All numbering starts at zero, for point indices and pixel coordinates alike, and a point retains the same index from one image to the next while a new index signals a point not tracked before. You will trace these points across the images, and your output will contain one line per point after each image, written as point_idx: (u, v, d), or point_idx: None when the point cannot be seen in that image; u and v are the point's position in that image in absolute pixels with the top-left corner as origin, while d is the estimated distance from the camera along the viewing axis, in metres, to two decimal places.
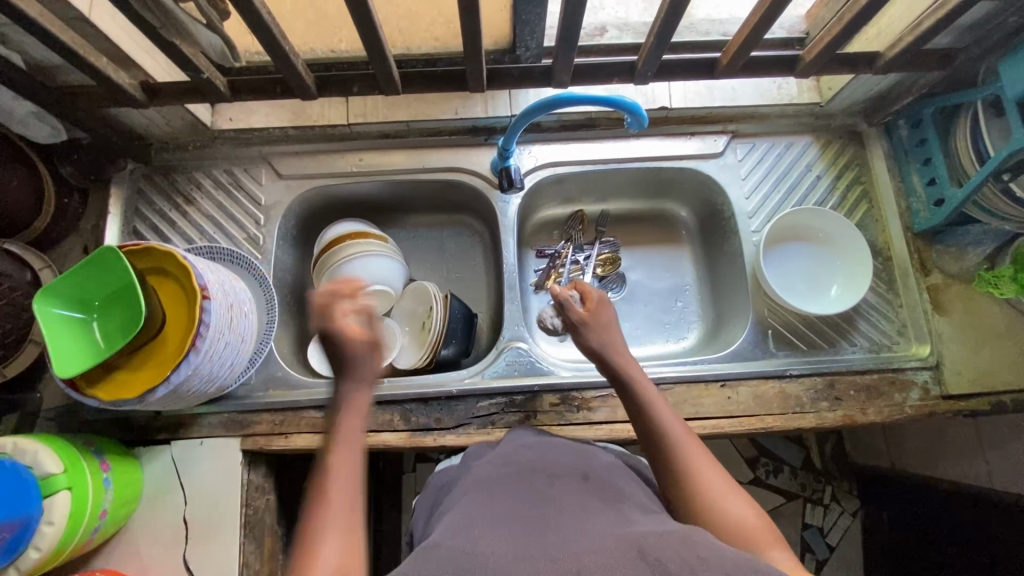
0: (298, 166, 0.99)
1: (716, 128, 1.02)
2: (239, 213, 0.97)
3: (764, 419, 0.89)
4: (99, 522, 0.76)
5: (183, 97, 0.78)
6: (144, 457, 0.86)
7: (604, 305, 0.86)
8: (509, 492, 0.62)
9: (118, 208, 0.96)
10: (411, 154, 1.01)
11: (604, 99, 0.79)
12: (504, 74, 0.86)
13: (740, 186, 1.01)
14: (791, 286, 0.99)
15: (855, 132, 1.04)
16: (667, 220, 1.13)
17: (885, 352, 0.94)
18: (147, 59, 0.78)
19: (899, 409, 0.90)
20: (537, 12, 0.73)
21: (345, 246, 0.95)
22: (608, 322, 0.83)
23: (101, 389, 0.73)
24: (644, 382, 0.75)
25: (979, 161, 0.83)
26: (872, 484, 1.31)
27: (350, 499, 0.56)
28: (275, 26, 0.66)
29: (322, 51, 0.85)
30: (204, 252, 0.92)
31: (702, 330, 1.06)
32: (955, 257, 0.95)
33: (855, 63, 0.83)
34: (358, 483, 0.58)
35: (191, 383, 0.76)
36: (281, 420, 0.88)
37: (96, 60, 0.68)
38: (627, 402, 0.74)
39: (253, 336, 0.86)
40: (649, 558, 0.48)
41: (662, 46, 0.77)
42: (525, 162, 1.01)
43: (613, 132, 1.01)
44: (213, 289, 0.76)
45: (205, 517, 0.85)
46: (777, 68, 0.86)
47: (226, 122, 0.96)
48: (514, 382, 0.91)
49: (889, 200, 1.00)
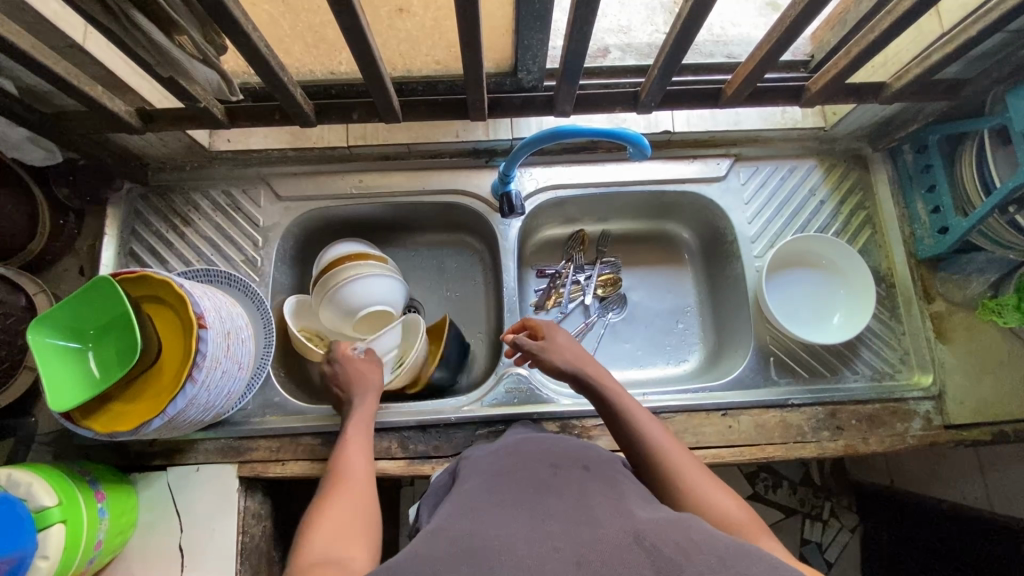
0: (296, 187, 0.98)
1: (718, 152, 1.02)
2: (237, 235, 0.96)
3: (765, 448, 0.89)
4: (95, 552, 0.75)
5: (181, 123, 0.77)
6: (139, 483, 0.86)
7: (555, 329, 0.89)
8: (509, 492, 0.61)
9: (114, 228, 0.94)
10: (411, 175, 1.00)
11: (607, 132, 0.78)
12: (505, 101, 0.86)
13: (742, 210, 1.00)
14: (793, 313, 0.98)
15: (859, 157, 1.03)
16: (669, 242, 1.12)
17: (887, 380, 0.94)
18: (144, 84, 0.78)
19: (901, 439, 0.90)
20: (539, 37, 0.72)
21: (345, 267, 0.94)
22: (562, 342, 0.86)
23: (96, 420, 0.72)
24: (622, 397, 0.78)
25: (984, 191, 0.82)
26: (871, 501, 1.27)
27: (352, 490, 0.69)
28: (274, 57, 0.65)
29: (320, 73, 0.82)
30: (201, 274, 0.90)
31: (703, 354, 1.06)
32: (960, 285, 0.94)
33: (860, 93, 0.83)
34: (361, 479, 0.71)
35: (187, 414, 0.75)
36: (278, 446, 0.88)
37: (91, 89, 0.68)
38: (606, 412, 0.77)
39: (250, 362, 0.84)
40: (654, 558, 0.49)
41: (667, 77, 0.76)
42: (526, 185, 1.00)
43: (615, 155, 1.00)
44: (211, 319, 0.74)
45: (200, 545, 0.84)
46: (782, 97, 0.85)
47: (224, 143, 0.96)
48: (514, 410, 0.91)
49: (892, 225, 0.99)
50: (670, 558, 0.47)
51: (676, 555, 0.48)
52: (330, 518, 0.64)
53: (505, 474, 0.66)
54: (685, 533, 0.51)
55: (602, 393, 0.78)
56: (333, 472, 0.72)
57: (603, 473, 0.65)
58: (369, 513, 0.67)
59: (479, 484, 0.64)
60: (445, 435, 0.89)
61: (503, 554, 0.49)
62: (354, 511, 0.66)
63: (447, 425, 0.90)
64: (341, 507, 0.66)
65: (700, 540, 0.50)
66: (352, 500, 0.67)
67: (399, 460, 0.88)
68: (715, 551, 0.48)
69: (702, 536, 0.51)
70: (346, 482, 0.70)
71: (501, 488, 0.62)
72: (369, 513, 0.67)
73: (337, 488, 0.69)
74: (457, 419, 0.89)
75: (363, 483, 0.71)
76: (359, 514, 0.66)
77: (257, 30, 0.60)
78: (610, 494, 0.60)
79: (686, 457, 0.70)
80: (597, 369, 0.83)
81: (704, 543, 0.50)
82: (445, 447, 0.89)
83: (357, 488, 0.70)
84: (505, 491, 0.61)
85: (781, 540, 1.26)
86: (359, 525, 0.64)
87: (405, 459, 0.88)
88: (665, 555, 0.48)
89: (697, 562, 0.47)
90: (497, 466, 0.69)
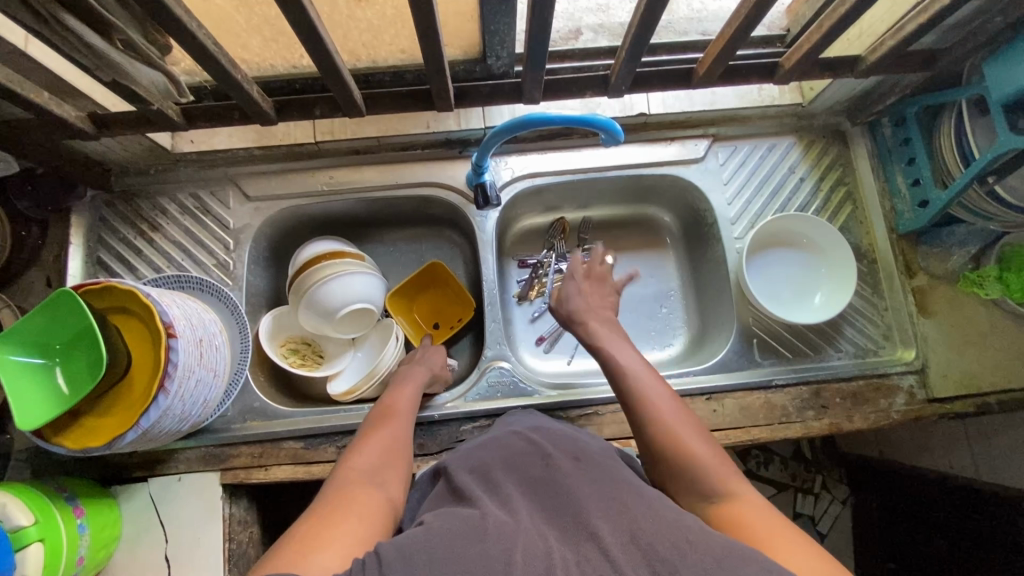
0: (266, 186, 0.96)
1: (696, 132, 1.00)
2: (208, 238, 0.94)
3: (750, 431, 0.88)
4: (78, 568, 0.75)
5: (136, 127, 0.75)
6: (122, 495, 0.85)
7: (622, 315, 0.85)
8: (495, 487, 0.60)
9: (80, 238, 0.92)
10: (383, 169, 0.97)
11: (579, 119, 0.76)
12: (473, 90, 0.84)
13: (722, 191, 0.98)
14: (776, 294, 0.97)
15: (838, 132, 1.01)
16: (650, 225, 1.10)
17: (870, 357, 0.94)
18: (96, 88, 0.74)
19: (886, 415, 0.90)
20: (505, 22, 0.69)
21: (323, 265, 0.92)
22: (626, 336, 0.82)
23: (68, 436, 0.71)
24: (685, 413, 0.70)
25: (963, 163, 0.81)
26: (860, 472, 1.28)
27: (394, 433, 0.72)
28: (224, 56, 0.62)
29: (282, 67, 0.79)
30: (172, 281, 0.88)
31: (688, 337, 1.05)
32: (940, 258, 0.94)
33: (835, 67, 0.81)
34: (403, 425, 0.75)
35: (162, 425, 0.74)
36: (260, 452, 0.87)
37: (37, 97, 0.65)
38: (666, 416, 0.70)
39: (226, 368, 0.83)
40: (641, 542, 0.49)
41: (635, 59, 0.74)
42: (502, 175, 0.98)
43: (590, 141, 0.98)
44: (180, 327, 0.73)
45: (186, 555, 0.83)
46: (757, 75, 0.83)
47: (187, 144, 0.93)
48: (498, 404, 0.90)
49: (873, 200, 0.98)
50: (665, 558, 0.47)
51: (666, 554, 0.47)
52: (373, 449, 0.68)
53: (487, 469, 0.65)
54: (681, 532, 0.49)
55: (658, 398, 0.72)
56: (377, 415, 0.76)
57: (590, 466, 0.64)
58: (405, 456, 0.70)
59: (465, 478, 0.63)
60: (429, 433, 0.88)
61: None
62: (392, 448, 0.70)
63: (431, 422, 0.89)
64: (380, 443, 0.70)
65: (696, 537, 0.49)
66: (393, 438, 0.71)
67: None
68: (702, 547, 0.47)
69: (693, 530, 0.50)
70: (392, 421, 0.75)
71: (493, 482, 0.61)
72: (404, 452, 0.70)
73: (381, 424, 0.74)
74: (441, 416, 0.88)
75: (405, 428, 0.75)
76: (396, 454, 0.69)
77: (203, 27, 0.58)
78: (597, 484, 0.59)
79: (703, 443, 0.66)
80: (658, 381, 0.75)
81: (688, 532, 0.49)
82: (430, 445, 0.88)
83: (400, 430, 0.74)
84: (495, 486, 0.61)
85: None
86: (393, 464, 0.67)
87: None
88: (660, 554, 0.47)
89: (688, 563, 0.45)
90: (488, 457, 0.67)
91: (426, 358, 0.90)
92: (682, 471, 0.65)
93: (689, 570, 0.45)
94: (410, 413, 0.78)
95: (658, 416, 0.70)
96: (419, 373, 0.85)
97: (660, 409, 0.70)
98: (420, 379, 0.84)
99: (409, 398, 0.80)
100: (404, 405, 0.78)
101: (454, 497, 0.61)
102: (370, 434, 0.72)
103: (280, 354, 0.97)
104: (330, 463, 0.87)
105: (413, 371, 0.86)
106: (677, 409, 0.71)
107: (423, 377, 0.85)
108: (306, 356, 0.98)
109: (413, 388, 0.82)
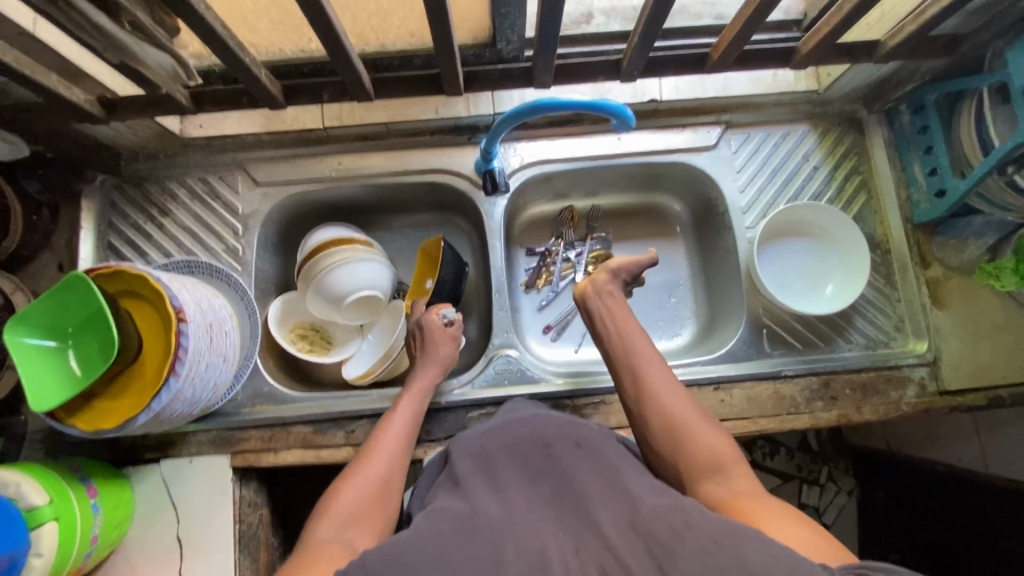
0: (274, 172, 0.95)
1: (709, 119, 0.98)
2: (216, 223, 0.94)
3: (758, 420, 0.88)
4: (91, 547, 0.76)
5: (145, 110, 0.74)
6: (135, 476, 0.86)
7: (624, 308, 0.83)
8: (500, 474, 0.60)
9: (90, 222, 0.92)
10: (391, 155, 0.97)
11: (591, 105, 0.75)
12: (482, 75, 0.82)
13: (733, 179, 0.97)
14: (787, 284, 0.97)
15: (854, 120, 1.00)
16: (659, 214, 1.09)
17: (882, 348, 0.93)
18: (105, 71, 0.74)
19: (896, 406, 0.89)
20: (517, 5, 0.68)
21: (331, 252, 0.92)
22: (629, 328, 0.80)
23: (81, 418, 0.72)
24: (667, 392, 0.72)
25: (983, 151, 0.79)
26: (868, 465, 1.25)
27: (386, 465, 0.70)
28: (232, 38, 0.62)
29: (291, 51, 0.78)
30: (182, 266, 0.88)
31: (696, 326, 1.05)
32: (956, 249, 0.92)
33: (854, 52, 0.79)
34: (397, 457, 0.72)
35: (174, 408, 0.74)
36: (270, 436, 0.88)
37: (47, 79, 0.65)
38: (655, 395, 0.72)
39: (235, 352, 0.84)
40: (641, 529, 0.49)
41: (650, 43, 0.73)
42: (511, 162, 0.97)
43: (600, 127, 0.97)
44: (190, 312, 0.73)
45: (198, 536, 0.85)
46: (772, 61, 0.81)
47: (196, 129, 0.93)
48: (505, 392, 0.90)
49: (889, 191, 0.96)
50: (664, 543, 0.46)
51: (669, 537, 0.47)
52: (359, 486, 0.66)
53: (493, 455, 0.65)
54: (680, 516, 0.50)
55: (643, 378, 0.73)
56: (374, 439, 0.74)
57: (596, 453, 0.64)
58: (392, 494, 0.68)
59: (477, 467, 0.63)
60: (436, 419, 0.89)
61: (493, 539, 0.49)
62: (381, 484, 0.67)
63: (438, 408, 0.89)
64: (366, 478, 0.67)
65: (695, 520, 0.48)
66: (381, 471, 0.69)
67: None
68: (706, 530, 0.47)
69: (695, 513, 0.50)
70: (382, 448, 0.72)
71: (497, 471, 0.62)
72: (389, 491, 0.68)
73: (372, 451, 0.71)
74: (448, 403, 0.89)
75: (398, 457, 0.72)
76: (382, 491, 0.67)
77: (211, 8, 0.57)
78: (603, 469, 0.59)
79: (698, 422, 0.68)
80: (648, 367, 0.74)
81: (691, 516, 0.49)
82: (437, 430, 0.88)
83: (392, 459, 0.71)
84: (502, 472, 0.61)
85: None
86: (376, 506, 0.65)
87: None
88: (658, 538, 0.47)
89: (691, 545, 0.46)
90: (493, 445, 0.67)
91: (433, 355, 0.86)
92: (681, 446, 0.67)
93: (689, 553, 0.45)
94: (404, 440, 0.75)
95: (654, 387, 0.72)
96: (421, 383, 0.83)
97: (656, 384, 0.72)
98: (420, 393, 0.82)
99: (406, 420, 0.77)
100: (398, 428, 0.76)
101: (459, 483, 0.61)
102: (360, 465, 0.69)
103: (289, 339, 0.97)
104: (338, 448, 0.87)
105: (420, 376, 0.84)
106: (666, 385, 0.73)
107: (425, 390, 0.82)
108: (314, 341, 0.99)
109: (411, 407, 0.79)
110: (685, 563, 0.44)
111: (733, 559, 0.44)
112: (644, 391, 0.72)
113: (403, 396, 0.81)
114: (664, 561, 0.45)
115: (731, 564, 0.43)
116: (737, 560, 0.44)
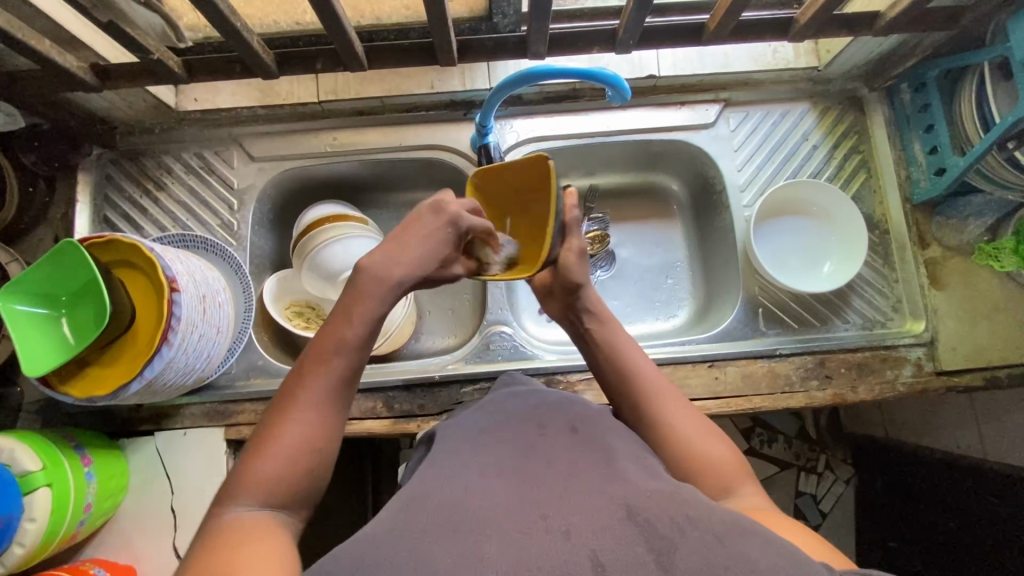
0: (270, 147, 0.95)
1: (709, 96, 0.97)
2: (212, 198, 0.94)
3: (752, 399, 0.88)
4: (85, 514, 0.76)
5: (137, 79, 0.75)
6: (129, 447, 0.86)
7: (618, 330, 0.76)
8: (497, 446, 0.59)
9: (86, 195, 0.92)
10: (388, 131, 0.96)
11: (583, 73, 0.75)
12: (477, 46, 0.81)
13: (732, 158, 0.96)
14: (785, 262, 0.96)
15: (855, 98, 0.98)
16: (657, 194, 1.08)
17: (878, 328, 0.92)
18: (98, 38, 0.74)
19: (891, 386, 0.89)
20: None
21: (325, 228, 0.92)
22: (624, 346, 0.74)
23: (74, 385, 0.72)
24: (668, 404, 0.68)
25: (984, 128, 0.78)
26: (863, 454, 1.26)
27: (318, 414, 0.59)
28: (223, 2, 0.62)
29: (285, 24, 0.78)
30: (177, 240, 0.89)
31: (692, 307, 1.04)
32: (956, 229, 0.90)
33: (853, 24, 0.79)
34: (332, 399, 0.60)
35: (166, 377, 0.75)
36: (263, 409, 0.88)
37: (38, 43, 0.65)
38: (655, 405, 0.68)
39: (229, 326, 0.84)
40: (639, 519, 0.46)
41: (644, 11, 0.71)
42: (507, 138, 0.96)
43: (597, 104, 0.96)
44: (184, 282, 0.73)
45: (191, 506, 0.85)
46: (770, 33, 0.80)
47: (190, 102, 0.94)
48: (497, 367, 0.91)
49: (889, 169, 0.95)
50: (664, 536, 0.45)
51: (670, 531, 0.45)
52: (281, 444, 0.56)
53: (486, 431, 0.63)
54: (680, 508, 0.48)
55: (641, 392, 0.69)
56: (306, 371, 0.60)
57: (593, 432, 0.62)
58: (325, 446, 0.58)
59: (465, 438, 0.63)
60: (430, 393, 0.89)
61: (485, 510, 0.48)
62: (308, 451, 0.57)
63: (432, 383, 0.89)
64: (293, 433, 0.57)
65: (696, 514, 0.48)
66: (310, 423, 0.58)
67: (384, 420, 0.88)
68: (713, 529, 0.46)
69: (699, 510, 0.49)
70: (315, 385, 0.59)
71: (489, 446, 0.60)
72: (323, 443, 0.58)
73: (299, 397, 0.59)
74: (442, 377, 0.89)
75: (334, 404, 0.60)
76: (311, 457, 0.57)
77: None
78: (597, 452, 0.58)
79: (695, 418, 0.67)
80: (650, 377, 0.70)
81: (691, 510, 0.48)
82: (429, 405, 0.89)
83: (320, 418, 0.59)
84: (492, 448, 0.59)
85: (775, 493, 1.26)
86: (301, 477, 0.56)
87: (390, 418, 0.88)
88: (659, 531, 0.45)
89: (692, 540, 0.44)
90: (485, 423, 0.66)
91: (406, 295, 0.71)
92: (681, 450, 0.64)
93: (690, 547, 0.44)
94: (339, 386, 0.60)
95: (647, 396, 0.68)
96: (363, 311, 0.63)
97: (654, 390, 0.69)
98: (364, 314, 0.63)
99: (347, 358, 0.61)
100: (333, 372, 0.60)
101: (448, 456, 0.60)
102: (281, 419, 0.58)
103: (285, 317, 0.97)
104: None
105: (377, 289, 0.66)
106: (671, 392, 0.70)
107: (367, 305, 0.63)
108: (311, 319, 0.97)
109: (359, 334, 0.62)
110: (686, 556, 0.43)
111: (737, 558, 0.43)
112: (646, 403, 0.68)
113: (341, 319, 0.63)
114: (664, 556, 0.43)
115: (735, 562, 0.42)
116: (740, 557, 0.43)
